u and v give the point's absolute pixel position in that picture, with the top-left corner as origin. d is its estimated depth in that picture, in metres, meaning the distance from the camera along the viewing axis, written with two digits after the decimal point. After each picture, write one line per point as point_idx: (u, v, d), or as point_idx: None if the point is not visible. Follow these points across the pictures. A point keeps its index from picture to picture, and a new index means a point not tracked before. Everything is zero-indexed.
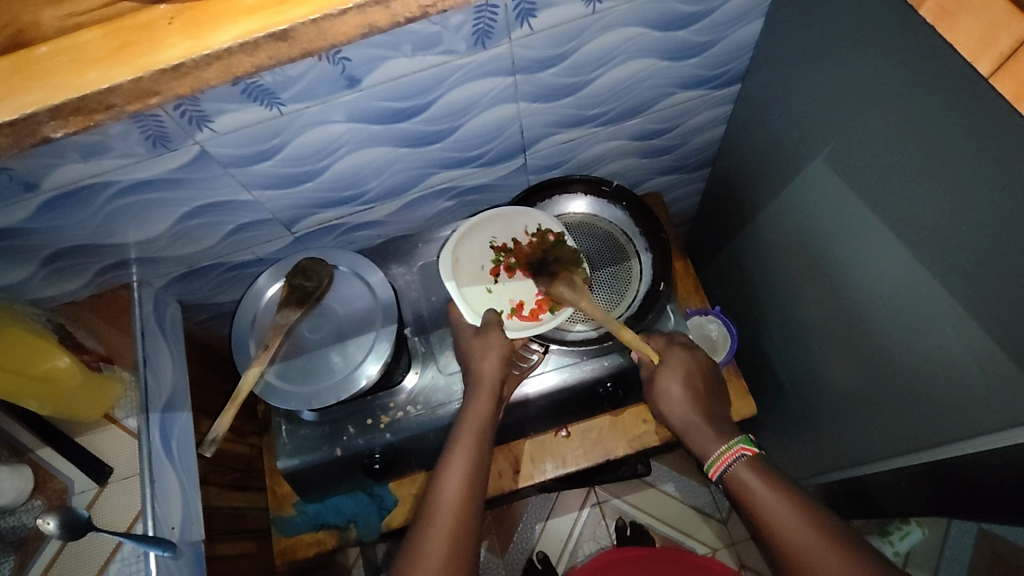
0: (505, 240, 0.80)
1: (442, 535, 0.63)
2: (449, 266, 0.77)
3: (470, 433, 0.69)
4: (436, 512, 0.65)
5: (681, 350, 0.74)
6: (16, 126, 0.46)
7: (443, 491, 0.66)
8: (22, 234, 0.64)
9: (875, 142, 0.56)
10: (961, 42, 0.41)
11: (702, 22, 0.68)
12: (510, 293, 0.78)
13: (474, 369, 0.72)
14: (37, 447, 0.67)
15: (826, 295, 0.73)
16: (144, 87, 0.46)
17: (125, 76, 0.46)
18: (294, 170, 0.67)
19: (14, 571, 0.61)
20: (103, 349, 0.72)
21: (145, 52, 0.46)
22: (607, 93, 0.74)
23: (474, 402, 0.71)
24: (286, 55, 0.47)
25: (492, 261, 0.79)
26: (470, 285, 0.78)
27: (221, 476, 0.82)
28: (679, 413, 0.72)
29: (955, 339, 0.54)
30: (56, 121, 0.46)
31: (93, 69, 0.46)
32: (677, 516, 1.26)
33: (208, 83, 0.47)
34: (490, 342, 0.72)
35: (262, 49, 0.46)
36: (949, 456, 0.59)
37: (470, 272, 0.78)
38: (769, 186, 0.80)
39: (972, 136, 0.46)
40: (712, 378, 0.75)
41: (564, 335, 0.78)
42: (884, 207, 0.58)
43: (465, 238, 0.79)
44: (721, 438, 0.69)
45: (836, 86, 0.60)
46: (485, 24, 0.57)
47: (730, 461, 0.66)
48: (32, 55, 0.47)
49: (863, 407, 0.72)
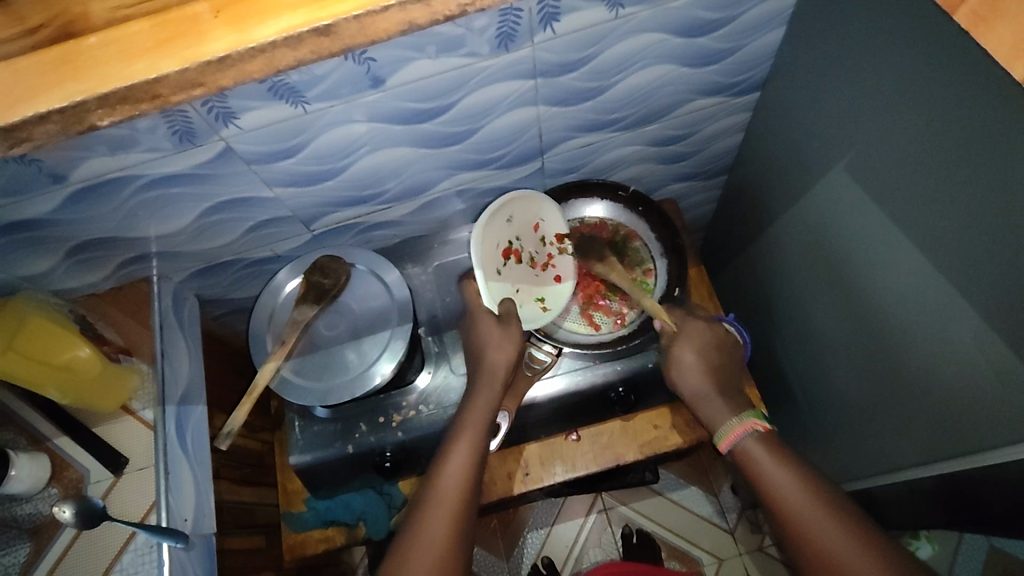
0: (519, 221, 0.79)
1: (443, 519, 0.64)
2: (477, 247, 0.73)
3: (474, 425, 0.70)
4: (435, 495, 0.65)
5: (698, 322, 0.76)
6: (66, 113, 0.47)
7: (447, 475, 0.66)
8: (47, 225, 0.65)
9: (898, 150, 0.57)
10: (997, 49, 0.41)
11: (725, 29, 0.68)
12: (511, 278, 0.78)
13: (489, 360, 0.73)
14: (56, 436, 0.69)
15: (840, 304, 0.74)
16: (189, 78, 0.47)
17: (173, 67, 0.46)
18: (315, 168, 0.68)
19: (28, 557, 0.63)
20: (123, 341, 0.73)
21: (189, 45, 0.47)
22: (626, 99, 0.75)
23: (482, 394, 0.72)
24: (327, 50, 0.48)
25: (504, 241, 0.78)
26: (486, 263, 0.75)
27: (232, 471, 0.81)
28: (692, 382, 0.73)
29: (973, 351, 0.54)
30: (104, 109, 0.47)
31: (142, 59, 0.47)
32: (684, 525, 1.25)
33: (250, 75, 0.48)
34: (510, 334, 0.74)
35: (305, 42, 0.47)
36: (959, 471, 0.59)
37: (489, 245, 0.75)
38: (786, 194, 0.81)
39: (998, 148, 0.46)
40: (725, 352, 0.77)
41: (556, 330, 0.80)
42: (903, 215, 0.58)
43: (489, 224, 0.75)
44: (732, 412, 0.71)
45: (861, 94, 0.60)
46: (509, 27, 0.58)
47: (741, 435, 0.68)
48: (82, 45, 0.48)
49: (873, 415, 0.72)
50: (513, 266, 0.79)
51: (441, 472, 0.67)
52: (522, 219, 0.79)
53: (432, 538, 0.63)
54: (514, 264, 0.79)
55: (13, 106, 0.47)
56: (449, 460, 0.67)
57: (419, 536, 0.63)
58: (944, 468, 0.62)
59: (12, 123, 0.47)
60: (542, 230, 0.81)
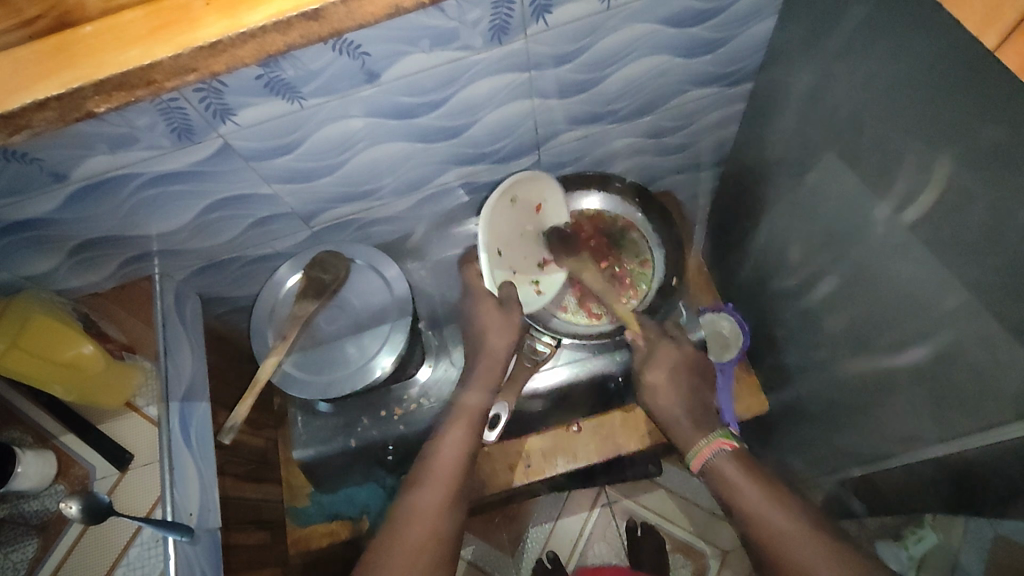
0: (523, 199, 0.75)
1: (435, 495, 0.71)
2: (486, 229, 0.71)
3: (471, 407, 0.76)
4: (431, 472, 0.72)
5: (668, 343, 0.79)
6: (63, 100, 0.48)
7: (440, 456, 0.73)
8: (51, 224, 0.66)
9: (888, 132, 0.57)
10: (969, 18, 0.43)
11: (717, 19, 0.69)
12: (511, 259, 0.75)
13: (490, 343, 0.77)
14: (62, 434, 0.71)
15: (837, 292, 0.74)
16: (183, 64, 0.48)
17: (166, 53, 0.47)
18: (314, 163, 0.69)
19: (37, 551, 0.66)
20: (126, 338, 0.76)
21: (182, 31, 0.48)
22: (621, 90, 0.75)
23: (482, 374, 0.78)
24: (317, 34, 0.49)
25: (510, 221, 0.74)
26: (491, 244, 0.72)
27: (238, 467, 0.79)
28: (662, 404, 0.77)
29: (967, 329, 0.54)
30: (99, 96, 0.49)
31: (137, 45, 0.48)
32: (686, 517, 1.26)
33: (241, 61, 0.49)
34: (511, 320, 0.76)
35: (295, 27, 0.48)
36: (957, 452, 0.60)
37: (496, 224, 0.72)
38: (780, 183, 0.81)
39: (983, 120, 0.47)
40: (699, 367, 0.81)
41: (549, 320, 0.80)
42: (895, 197, 0.58)
43: (497, 206, 0.72)
44: (702, 431, 0.76)
45: (854, 79, 0.60)
46: (502, 20, 0.59)
47: (710, 455, 0.74)
48: (77, 33, 0.48)
49: (871, 401, 0.73)
50: (514, 247, 0.75)
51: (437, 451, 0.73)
52: (526, 199, 0.76)
53: (425, 510, 0.70)
54: (514, 244, 0.75)
55: (11, 94, 0.48)
56: (445, 441, 0.74)
57: (414, 508, 0.70)
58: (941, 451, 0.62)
59: (12, 111, 0.48)
60: (541, 213, 0.79)
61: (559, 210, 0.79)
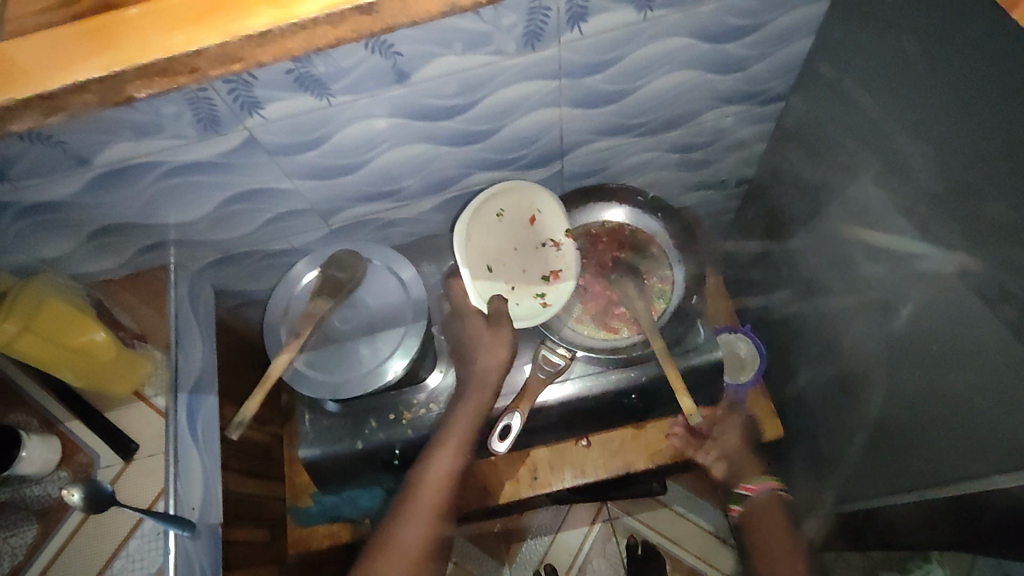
0: (511, 213, 0.79)
1: (417, 526, 0.71)
2: (459, 246, 0.75)
3: (456, 433, 0.73)
4: (414, 504, 0.72)
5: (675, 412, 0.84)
6: (104, 83, 0.48)
7: (425, 485, 0.73)
8: (69, 208, 0.65)
9: (923, 161, 0.56)
10: None
11: (751, 37, 0.68)
12: (504, 278, 0.78)
13: (479, 365, 0.75)
14: (68, 419, 0.72)
15: (861, 319, 0.73)
16: (229, 53, 0.47)
17: (212, 40, 0.47)
18: (337, 161, 0.69)
19: (37, 537, 0.66)
20: (138, 326, 0.74)
21: (233, 19, 0.47)
22: (650, 103, 0.74)
23: (470, 399, 0.75)
24: (368, 27, 0.49)
25: (496, 236, 0.78)
26: (470, 261, 0.76)
27: (240, 462, 0.78)
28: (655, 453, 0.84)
29: (1000, 366, 0.52)
30: (141, 80, 0.48)
31: (181, 30, 0.47)
32: (689, 538, 1.24)
33: (288, 48, 0.49)
34: (501, 337, 0.74)
35: (347, 19, 0.48)
36: (972, 490, 0.58)
37: (473, 242, 0.76)
38: (807, 205, 0.80)
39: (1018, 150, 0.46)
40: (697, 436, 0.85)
41: (561, 327, 0.79)
42: (929, 225, 0.57)
43: (471, 220, 0.76)
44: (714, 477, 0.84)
45: (891, 104, 0.59)
46: (536, 26, 0.58)
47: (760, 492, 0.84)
48: (122, 15, 0.48)
49: (891, 433, 0.71)
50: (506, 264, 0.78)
51: (421, 478, 0.73)
52: (513, 214, 0.79)
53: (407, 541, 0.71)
54: (507, 260, 0.78)
55: (51, 74, 0.47)
56: (429, 467, 0.73)
57: (394, 541, 0.71)
58: (956, 489, 0.60)
59: (51, 91, 0.47)
60: (538, 224, 0.80)
61: (557, 218, 0.80)
